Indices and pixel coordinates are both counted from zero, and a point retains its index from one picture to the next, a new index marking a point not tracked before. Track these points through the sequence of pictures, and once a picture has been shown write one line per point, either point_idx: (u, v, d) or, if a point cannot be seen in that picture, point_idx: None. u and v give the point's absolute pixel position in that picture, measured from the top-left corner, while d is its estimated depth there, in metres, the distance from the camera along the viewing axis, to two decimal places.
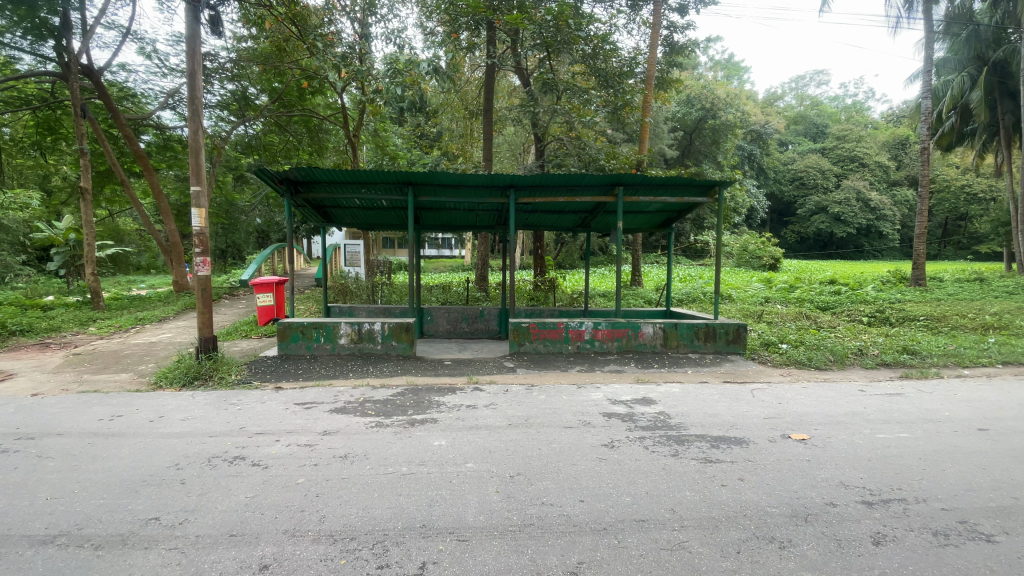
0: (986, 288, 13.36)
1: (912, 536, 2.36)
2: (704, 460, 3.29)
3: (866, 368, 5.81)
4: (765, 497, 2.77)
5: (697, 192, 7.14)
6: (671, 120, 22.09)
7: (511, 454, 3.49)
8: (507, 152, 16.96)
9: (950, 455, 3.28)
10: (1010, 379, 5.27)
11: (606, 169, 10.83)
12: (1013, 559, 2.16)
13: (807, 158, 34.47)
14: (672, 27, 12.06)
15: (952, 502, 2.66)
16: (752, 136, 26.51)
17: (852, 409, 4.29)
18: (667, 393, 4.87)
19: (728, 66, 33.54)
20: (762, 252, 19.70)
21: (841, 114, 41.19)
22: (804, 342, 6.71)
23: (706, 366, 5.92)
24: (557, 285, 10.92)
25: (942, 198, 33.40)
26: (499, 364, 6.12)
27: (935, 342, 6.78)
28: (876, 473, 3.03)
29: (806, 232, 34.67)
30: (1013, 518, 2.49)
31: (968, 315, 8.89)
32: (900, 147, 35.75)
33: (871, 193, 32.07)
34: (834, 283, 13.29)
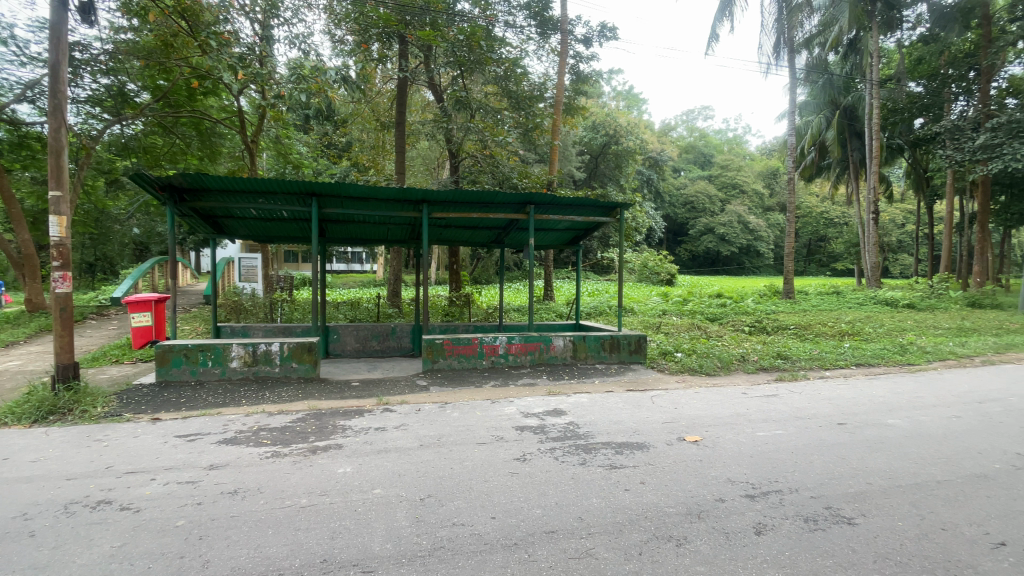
0: (840, 300, 15.56)
1: (787, 523, 2.62)
2: (610, 466, 3.43)
3: (748, 372, 6.47)
4: (664, 498, 2.94)
5: (601, 212, 7.56)
6: (579, 143, 23.33)
7: (422, 476, 3.38)
8: (421, 166, 16.81)
9: (815, 448, 3.72)
10: (859, 378, 6.15)
11: (519, 188, 11.14)
12: (869, 539, 2.46)
13: (696, 184, 38.05)
14: (578, 57, 12.79)
15: (818, 490, 3.01)
16: (649, 162, 28.78)
17: (737, 410, 4.74)
18: (577, 403, 5.04)
19: (628, 97, 36.25)
20: (660, 268, 21.34)
21: (724, 146, 46.20)
22: (696, 351, 7.33)
23: (612, 376, 6.23)
24: (471, 300, 10.91)
25: (805, 223, 38.58)
26: (411, 383, 5.93)
27: (803, 347, 7.76)
28: (758, 468, 3.35)
29: (697, 250, 38.16)
30: (867, 501, 2.86)
31: (827, 324, 10.29)
32: (771, 177, 40.74)
33: (750, 216, 36.21)
34: (720, 297, 14.75)
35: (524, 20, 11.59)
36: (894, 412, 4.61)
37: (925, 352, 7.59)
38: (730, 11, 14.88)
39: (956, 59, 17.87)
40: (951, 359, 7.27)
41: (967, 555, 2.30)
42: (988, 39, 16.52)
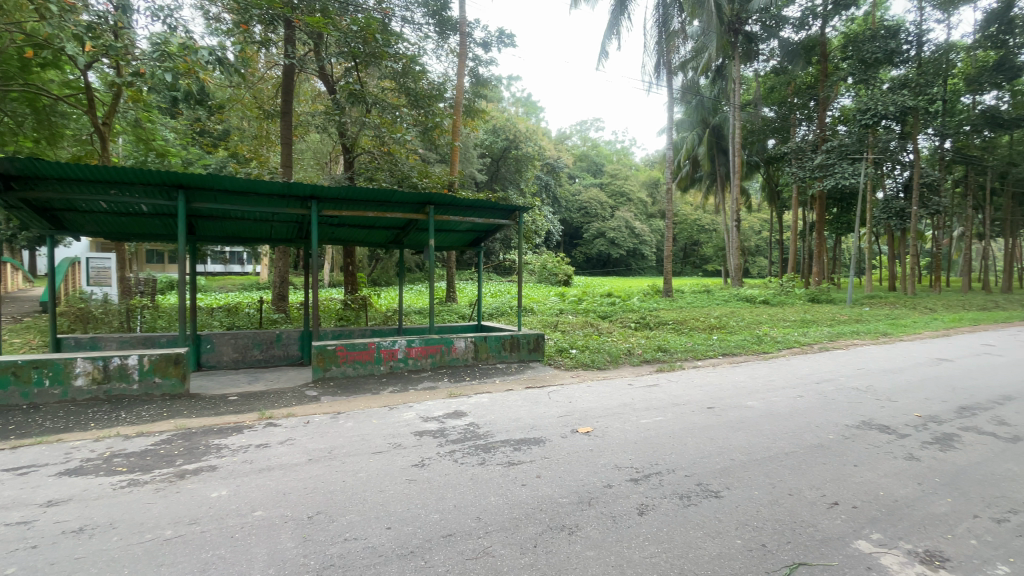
0: (710, 297, 17.48)
1: (665, 502, 2.87)
2: (508, 464, 3.49)
3: (633, 365, 7.00)
4: (557, 489, 3.07)
5: (500, 214, 7.67)
6: (479, 146, 23.57)
7: (311, 492, 3.16)
8: (311, 160, 15.81)
9: (690, 431, 4.12)
10: (725, 366, 6.96)
11: (418, 188, 10.87)
12: (731, 508, 2.78)
13: (589, 190, 40.37)
14: (477, 60, 12.89)
15: (691, 469, 3.34)
16: (547, 168, 29.93)
17: (624, 400, 5.10)
18: (477, 404, 5.06)
19: (527, 104, 37.41)
20: (558, 270, 22.25)
21: (614, 156, 49.61)
22: (589, 347, 7.76)
23: (511, 375, 6.36)
24: (368, 303, 10.46)
25: (682, 229, 42.75)
26: (300, 394, 5.52)
27: (680, 341, 8.60)
28: (641, 453, 3.63)
29: (591, 253, 40.46)
30: (730, 475, 3.23)
31: (700, 319, 11.50)
32: (654, 187, 44.56)
33: (636, 222, 39.30)
34: (611, 296, 15.80)
35: (422, 18, 11.32)
36: (752, 395, 5.29)
37: (776, 341, 8.82)
38: (617, 30, 15.96)
39: (800, 89, 21.10)
40: (795, 347, 8.54)
41: (806, 513, 2.70)
42: (825, 74, 19.80)
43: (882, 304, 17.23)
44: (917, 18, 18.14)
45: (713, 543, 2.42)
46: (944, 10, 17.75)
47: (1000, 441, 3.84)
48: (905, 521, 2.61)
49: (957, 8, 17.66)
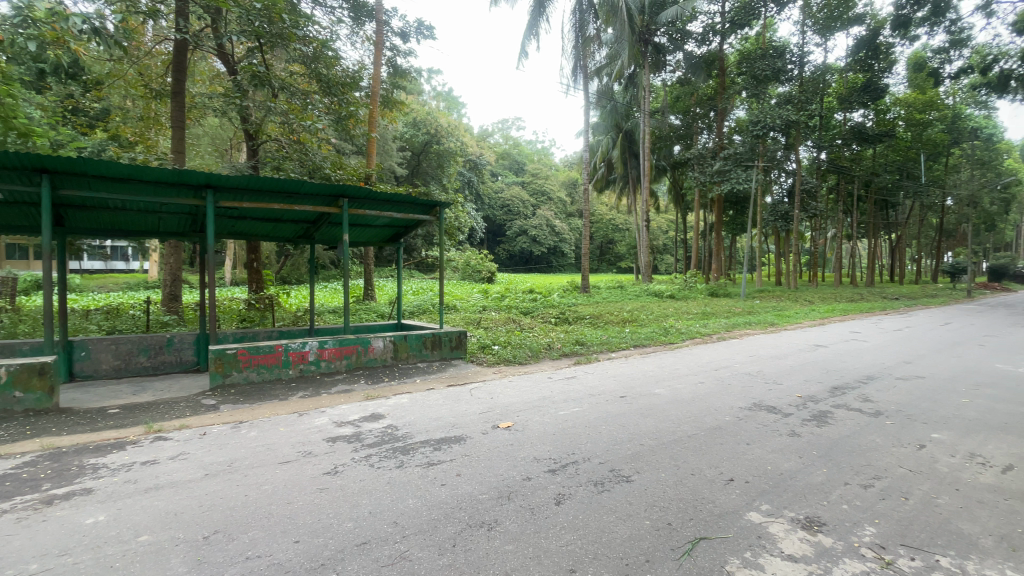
0: (625, 293, 18.46)
1: (580, 490, 2.97)
2: (427, 464, 3.42)
3: (553, 359, 7.20)
4: (477, 486, 3.06)
5: (419, 210, 7.49)
6: (399, 139, 22.90)
7: (208, 509, 2.87)
8: (210, 147, 14.42)
9: (605, 420, 4.30)
10: (637, 357, 7.38)
11: (332, 180, 10.29)
12: (641, 491, 2.94)
13: (511, 188, 40.80)
14: (395, 50, 12.48)
15: (605, 456, 3.48)
16: (469, 165, 29.83)
17: (544, 394, 5.21)
18: (395, 405, 4.90)
19: (448, 99, 36.95)
20: (481, 267, 22.29)
21: (535, 156, 50.59)
22: (511, 343, 7.85)
23: (432, 373, 6.26)
24: (276, 303, 9.77)
25: (599, 228, 44.68)
26: (196, 403, 5.01)
27: (597, 334, 8.99)
28: (558, 445, 3.72)
29: (513, 250, 41.01)
30: (640, 460, 3.42)
31: (615, 313, 12.10)
32: (572, 187, 46.11)
33: (556, 221, 40.41)
34: (532, 292, 16.12)
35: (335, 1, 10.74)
36: (660, 383, 5.65)
37: (681, 332, 9.52)
38: (536, 31, 16.26)
39: (702, 100, 22.77)
40: (698, 337, 9.27)
41: (706, 491, 2.91)
42: (724, 87, 21.60)
43: (770, 297, 19.25)
44: (799, 41, 20.35)
45: (625, 526, 2.53)
46: (821, 36, 20.06)
47: (864, 415, 4.43)
48: (788, 492, 2.91)
49: (831, 35, 20.06)
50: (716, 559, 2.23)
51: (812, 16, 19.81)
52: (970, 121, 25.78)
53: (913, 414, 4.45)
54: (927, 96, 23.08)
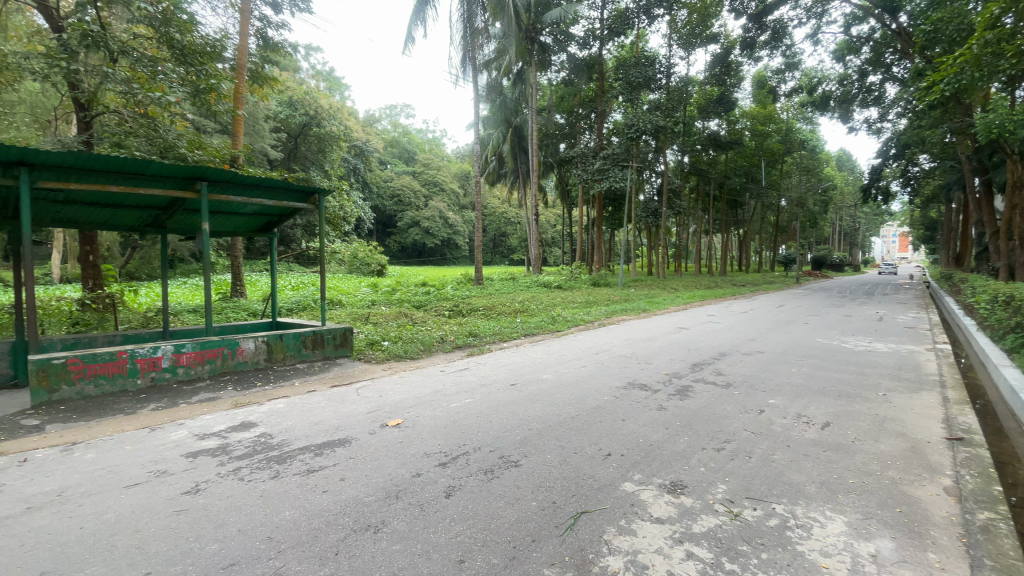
0: (517, 284, 19.00)
1: (470, 480, 2.98)
2: (307, 471, 3.19)
3: (445, 352, 7.15)
4: (363, 488, 2.92)
5: (295, 197, 6.90)
6: (272, 119, 20.87)
7: (25, 551, 2.37)
8: (22, 115, 11.82)
9: (495, 409, 4.37)
10: (527, 346, 7.63)
11: (189, 161, 8.96)
12: (529, 474, 3.04)
13: (402, 177, 39.47)
14: (265, 21, 11.31)
15: (495, 444, 3.54)
16: (355, 151, 28.29)
17: (435, 387, 5.16)
18: (271, 411, 4.50)
19: (330, 79, 34.54)
20: (370, 260, 21.33)
21: (426, 145, 49.56)
22: (402, 338, 7.63)
23: (314, 374, 5.85)
24: (121, 303, 8.40)
25: (491, 220, 45.31)
26: (9, 426, 4.11)
27: (489, 325, 9.12)
28: (448, 437, 3.70)
29: (405, 242, 40.00)
30: (529, 444, 3.54)
31: (507, 304, 12.38)
32: (465, 179, 46.13)
33: (448, 213, 40.18)
34: (424, 285, 15.85)
35: None
36: (547, 369, 5.90)
37: (568, 320, 10.05)
38: (423, 17, 15.85)
39: (584, 101, 24.20)
40: (582, 324, 9.85)
41: (587, 467, 3.11)
42: (603, 91, 22.97)
43: (644, 285, 21.13)
44: (667, 53, 22.41)
45: (512, 510, 2.60)
46: (684, 49, 22.27)
47: (718, 387, 5.06)
48: (658, 460, 3.22)
49: (692, 50, 22.34)
50: (596, 530, 2.38)
51: (677, 31, 21.90)
52: (798, 134, 30.59)
53: (755, 384, 5.20)
54: (766, 110, 26.90)
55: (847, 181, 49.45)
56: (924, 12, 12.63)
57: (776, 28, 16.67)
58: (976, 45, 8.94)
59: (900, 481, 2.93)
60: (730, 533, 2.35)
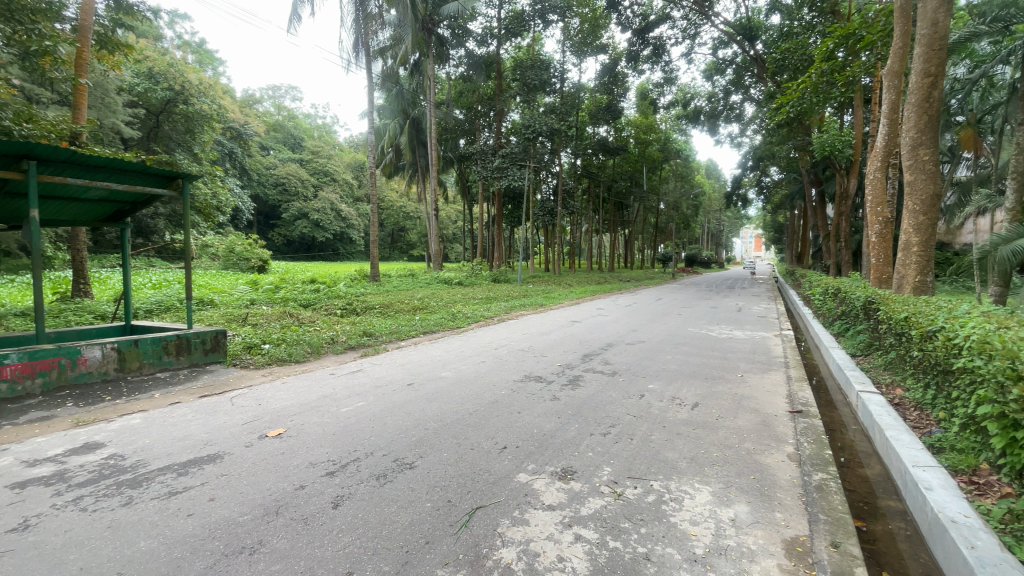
0: (415, 280, 18.58)
1: (360, 487, 2.84)
2: (169, 494, 2.81)
3: (336, 353, 6.76)
4: (237, 507, 2.64)
5: (153, 182, 6.05)
6: (126, 91, 18.03)
7: None
8: None
9: (390, 410, 4.23)
10: (426, 343, 7.48)
11: (14, 136, 7.34)
12: (424, 475, 2.97)
13: (287, 165, 36.37)
14: None
15: (389, 447, 3.41)
16: (231, 133, 25.57)
17: (324, 392, 4.84)
18: (123, 429, 3.88)
19: (201, 51, 30.77)
20: (250, 254, 19.35)
21: (315, 132, 46.26)
22: (286, 340, 7.06)
23: (180, 384, 5.17)
24: None
25: (388, 215, 43.78)
26: None
27: (385, 323, 8.80)
28: (338, 444, 3.49)
29: (291, 236, 37.16)
30: (424, 444, 3.46)
31: (405, 301, 12.06)
32: (359, 170, 43.97)
33: (341, 206, 38.15)
34: (314, 282, 14.82)
35: None
36: (445, 366, 5.85)
37: (467, 317, 10.04)
38: None
39: (483, 99, 24.42)
40: (482, 320, 9.91)
41: (483, 462, 3.12)
42: (501, 90, 23.26)
43: (541, 281, 21.89)
44: (561, 58, 23.42)
45: (405, 513, 2.53)
46: (577, 56, 23.41)
47: (605, 376, 5.41)
48: (551, 450, 3.34)
49: (584, 57, 23.53)
50: (489, 524, 2.40)
51: (571, 38, 22.98)
52: (675, 144, 33.76)
53: (637, 371, 5.64)
54: (648, 120, 29.30)
55: (714, 189, 55.82)
56: (775, 42, 14.59)
57: (656, 45, 18.14)
58: (814, 74, 10.51)
59: (754, 452, 3.36)
60: (613, 512, 2.51)
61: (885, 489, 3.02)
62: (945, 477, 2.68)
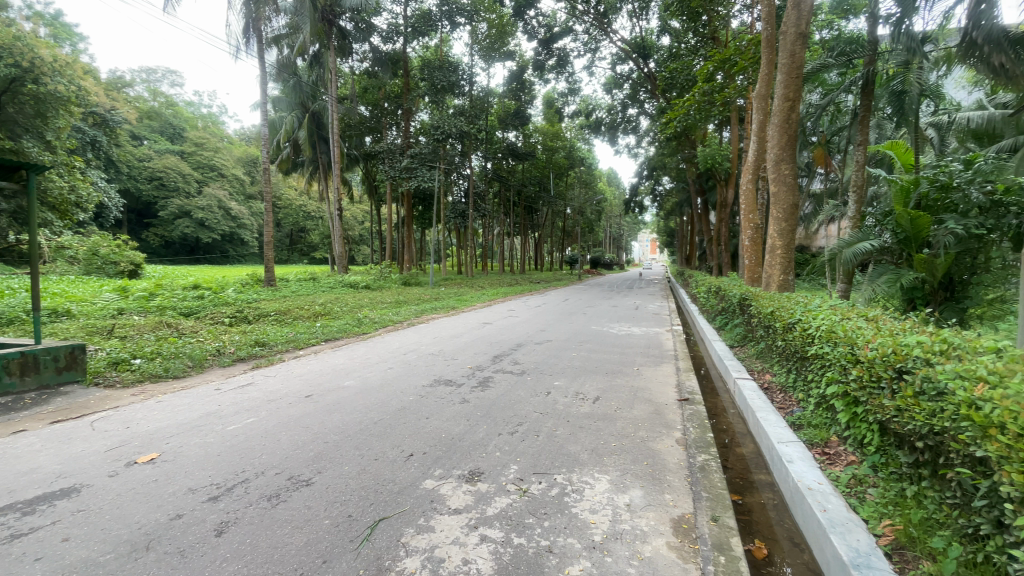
0: (317, 285, 17.54)
1: (249, 511, 2.60)
2: (6, 539, 2.36)
3: (223, 366, 6.16)
4: (98, 546, 2.29)
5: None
6: None
7: None
8: None
9: (284, 425, 3.93)
10: (327, 352, 7.08)
11: None
12: (323, 491, 2.81)
13: (164, 157, 32.43)
14: None
15: (283, 464, 3.17)
16: (95, 120, 22.34)
17: (208, 409, 4.39)
18: None
19: (55, 23, 26.49)
20: (119, 258, 16.95)
21: (199, 121, 41.80)
22: (161, 353, 6.28)
23: (23, 410, 4.36)
24: None
25: (286, 214, 40.88)
26: None
27: (280, 332, 8.17)
28: (223, 465, 3.18)
29: (171, 236, 33.55)
30: (324, 459, 3.25)
31: (304, 307, 11.31)
32: (252, 165, 40.63)
33: (230, 203, 35.21)
34: (197, 288, 13.38)
35: None
36: (348, 375, 5.57)
37: (374, 322, 9.67)
38: None
39: (389, 96, 23.74)
40: (390, 325, 9.60)
41: (388, 471, 3.02)
42: (408, 89, 22.72)
43: (453, 284, 21.72)
44: (469, 61, 23.49)
45: (300, 533, 2.36)
46: (484, 60, 23.65)
47: (514, 375, 5.50)
48: (458, 452, 3.32)
49: (491, 62, 23.84)
50: (393, 535, 2.32)
51: (478, 42, 23.20)
52: (579, 152, 35.37)
53: (544, 369, 5.80)
54: (554, 128, 30.40)
55: (615, 195, 59.46)
56: (665, 61, 15.82)
57: (560, 56, 18.89)
58: (697, 92, 11.41)
59: (647, 439, 3.61)
60: (518, 509, 2.55)
61: (757, 465, 3.40)
62: (804, 451, 3.08)
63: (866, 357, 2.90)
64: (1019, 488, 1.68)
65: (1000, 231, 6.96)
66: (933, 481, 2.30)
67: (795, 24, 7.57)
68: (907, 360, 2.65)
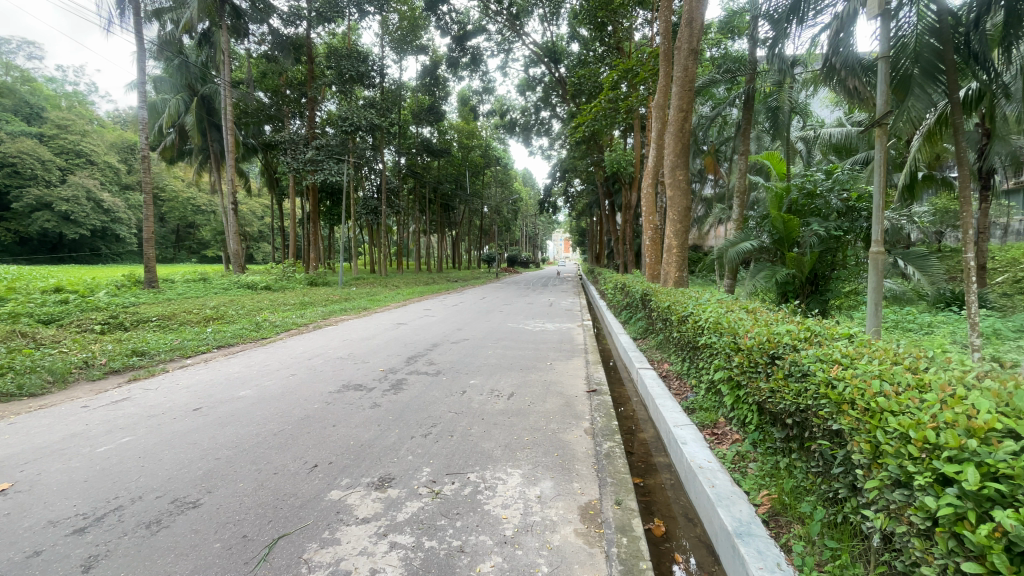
0: (208, 286, 15.96)
1: (125, 540, 2.30)
2: None
3: (92, 380, 5.39)
4: None
5: None
6: None
7: None
8: None
9: (167, 443, 3.53)
10: (220, 359, 6.47)
11: None
12: (214, 511, 2.56)
13: (15, 138, 27.55)
14: None
15: (166, 487, 2.85)
16: None
17: (72, 430, 3.80)
18: None
19: None
20: None
21: (61, 98, 36.16)
22: (10, 368, 5.33)
23: None
24: None
25: (171, 207, 36.68)
26: None
27: (163, 339, 7.30)
28: (92, 492, 2.78)
29: (25, 231, 28.81)
30: (215, 477, 2.96)
31: (193, 311, 10.24)
32: (128, 151, 36.04)
33: (101, 194, 31.14)
34: (57, 291, 11.58)
35: None
36: (246, 383, 5.13)
37: (275, 325, 9.01)
38: None
39: (291, 83, 22.19)
40: (293, 328, 8.99)
41: (290, 485, 2.83)
42: (312, 76, 21.37)
43: (365, 283, 20.87)
44: (380, 53, 22.69)
45: (186, 560, 2.13)
46: (396, 52, 23.05)
47: (428, 376, 5.42)
48: (369, 459, 3.20)
49: (403, 55, 23.28)
50: (294, 552, 2.18)
51: (389, 33, 22.51)
52: (495, 151, 35.66)
53: (458, 368, 5.78)
54: (469, 126, 30.35)
55: (529, 195, 60.75)
56: (575, 67, 16.46)
57: (473, 55, 18.86)
58: (602, 100, 11.94)
59: (557, 431, 3.73)
60: (430, 512, 2.51)
61: (656, 448, 3.65)
62: (696, 433, 3.35)
63: (746, 345, 3.23)
64: (866, 455, 1.94)
65: (854, 233, 8.11)
66: (800, 452, 2.61)
67: (687, 40, 8.19)
68: (779, 346, 2.99)
